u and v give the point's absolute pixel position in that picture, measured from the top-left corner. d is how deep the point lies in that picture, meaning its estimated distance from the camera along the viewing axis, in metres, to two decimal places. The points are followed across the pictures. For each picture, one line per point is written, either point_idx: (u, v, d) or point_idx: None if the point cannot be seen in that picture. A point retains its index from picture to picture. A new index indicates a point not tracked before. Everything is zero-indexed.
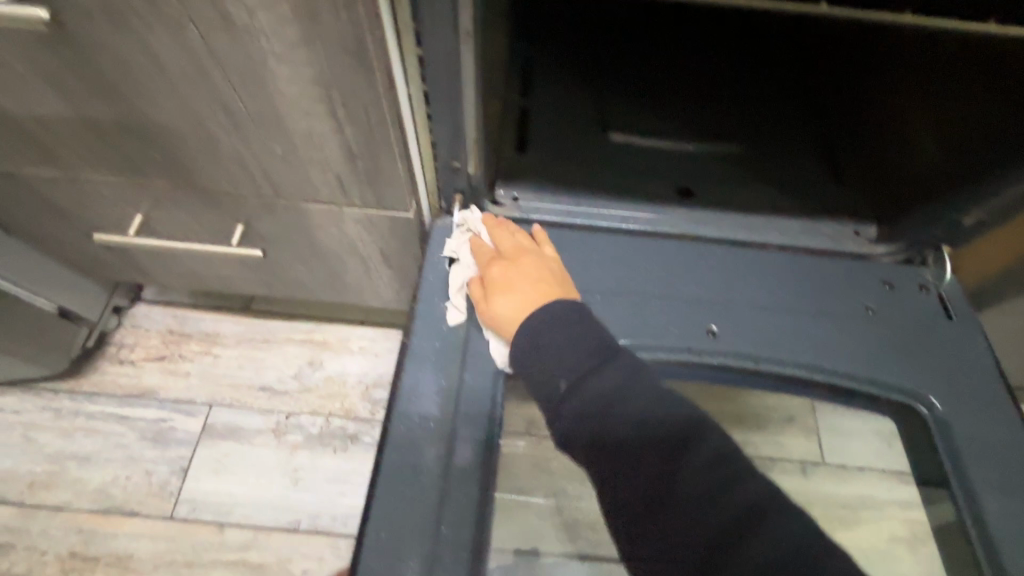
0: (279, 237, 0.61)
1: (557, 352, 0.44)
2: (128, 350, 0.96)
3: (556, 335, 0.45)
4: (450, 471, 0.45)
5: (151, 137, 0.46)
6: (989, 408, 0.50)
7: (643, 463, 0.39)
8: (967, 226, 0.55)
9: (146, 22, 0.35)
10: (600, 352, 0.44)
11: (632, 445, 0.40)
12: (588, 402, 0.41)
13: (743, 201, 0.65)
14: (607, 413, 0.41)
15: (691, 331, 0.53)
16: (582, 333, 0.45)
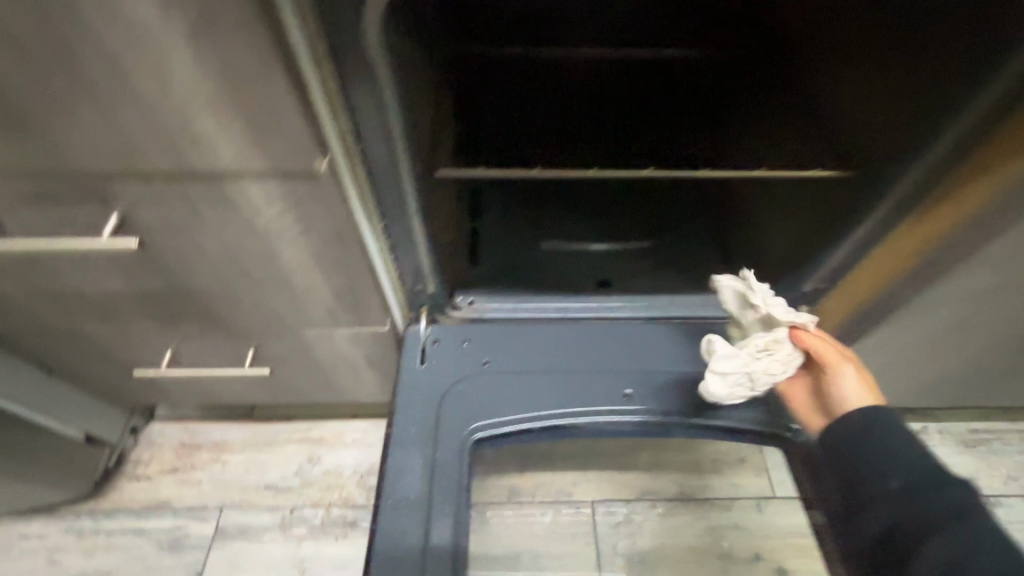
0: (284, 355, 0.76)
1: (860, 442, 0.56)
2: (145, 466, 1.06)
3: (871, 428, 0.56)
4: (428, 554, 0.57)
5: (190, 296, 0.62)
6: None
7: (867, 512, 0.53)
8: (810, 290, 0.71)
9: (196, 232, 0.52)
10: (869, 437, 0.55)
11: (872, 501, 0.52)
12: (850, 463, 0.55)
13: (650, 284, 0.83)
14: (862, 477, 0.54)
15: (847, 436, 0.57)
16: (882, 430, 0.55)
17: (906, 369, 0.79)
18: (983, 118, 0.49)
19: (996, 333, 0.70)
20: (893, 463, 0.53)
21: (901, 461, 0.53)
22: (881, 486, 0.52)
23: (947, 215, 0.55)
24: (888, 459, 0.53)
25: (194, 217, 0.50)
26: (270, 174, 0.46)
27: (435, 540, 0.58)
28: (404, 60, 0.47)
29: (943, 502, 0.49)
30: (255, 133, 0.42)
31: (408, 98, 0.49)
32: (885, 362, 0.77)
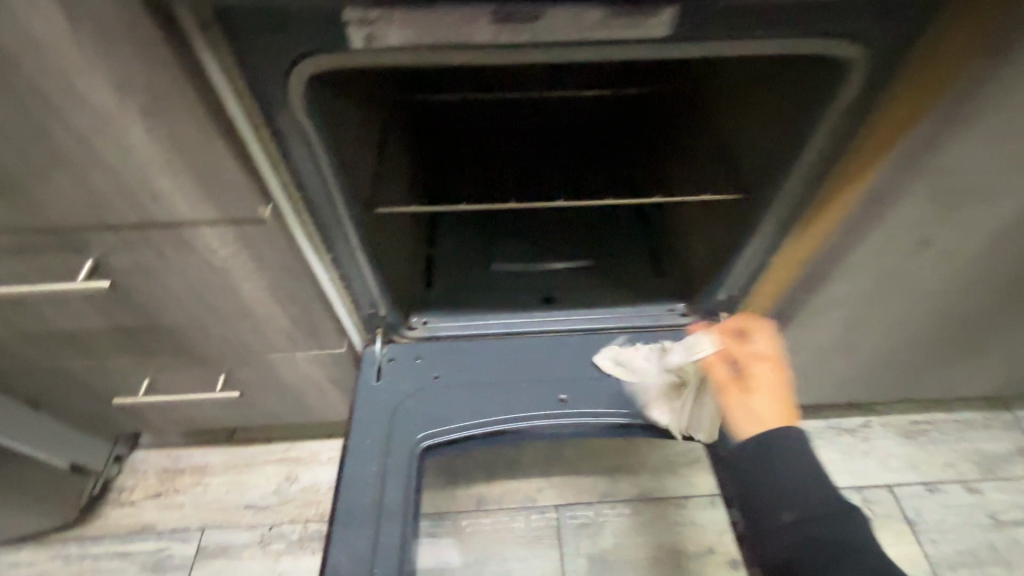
0: (252, 379, 0.82)
1: (779, 474, 0.55)
2: (129, 492, 1.11)
3: (787, 463, 0.55)
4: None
5: (160, 329, 0.69)
6: None
7: (778, 546, 0.53)
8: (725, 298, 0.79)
9: (161, 271, 0.59)
10: (789, 475, 0.55)
11: (784, 537, 0.52)
12: (768, 497, 0.55)
13: (590, 298, 0.91)
14: (779, 513, 0.54)
15: (764, 466, 0.56)
16: (800, 466, 0.55)
17: (823, 367, 0.86)
18: (825, 157, 0.55)
19: (892, 331, 0.77)
20: (809, 500, 0.53)
21: (803, 496, 0.54)
22: (793, 522, 0.53)
23: (814, 234, 0.63)
24: (800, 497, 0.53)
25: (159, 259, 0.57)
26: (221, 221, 0.54)
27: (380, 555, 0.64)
28: (333, 119, 0.55)
29: (848, 545, 0.49)
30: (203, 189, 0.50)
31: (340, 149, 0.56)
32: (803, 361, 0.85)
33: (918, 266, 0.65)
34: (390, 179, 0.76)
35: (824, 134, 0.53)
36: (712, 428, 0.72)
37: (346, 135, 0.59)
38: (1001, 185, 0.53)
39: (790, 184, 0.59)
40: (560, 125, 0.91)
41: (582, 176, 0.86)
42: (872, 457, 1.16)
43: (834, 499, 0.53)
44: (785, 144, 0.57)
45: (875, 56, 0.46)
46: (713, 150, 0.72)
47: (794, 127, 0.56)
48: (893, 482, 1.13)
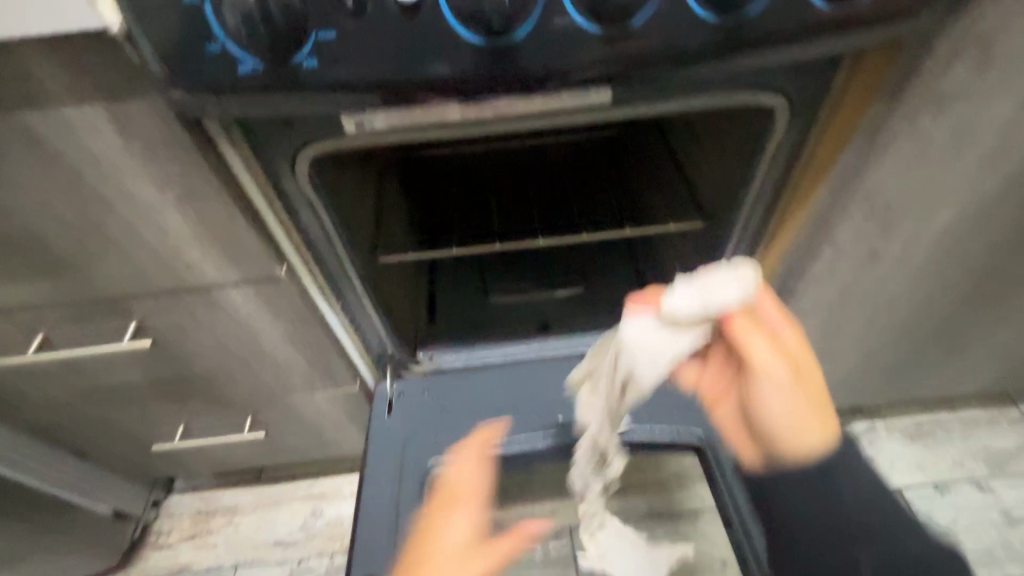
0: (276, 418, 0.90)
1: (867, 501, 0.51)
2: (167, 535, 1.18)
3: (871, 490, 0.52)
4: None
5: (193, 379, 0.77)
6: None
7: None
8: None
9: (193, 329, 0.67)
10: (875, 508, 0.52)
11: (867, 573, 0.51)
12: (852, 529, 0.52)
13: (583, 323, 0.97)
14: (864, 546, 0.51)
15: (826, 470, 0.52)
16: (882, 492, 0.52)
17: None
18: (769, 188, 0.62)
19: (866, 337, 0.82)
20: (893, 534, 0.51)
21: (884, 530, 0.51)
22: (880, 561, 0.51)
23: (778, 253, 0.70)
24: (888, 533, 0.51)
25: (191, 318, 0.66)
26: (243, 284, 0.62)
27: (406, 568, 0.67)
28: (336, 186, 0.63)
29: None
30: (227, 259, 0.58)
31: (342, 211, 0.65)
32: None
33: (876, 277, 0.70)
34: (390, 230, 0.84)
35: (768, 167, 0.60)
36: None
37: (348, 197, 0.68)
38: (927, 202, 0.60)
39: (748, 210, 0.65)
40: (546, 168, 0.98)
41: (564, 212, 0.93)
42: (879, 461, 1.18)
43: (917, 533, 0.51)
44: (735, 176, 0.64)
45: (796, 102, 0.53)
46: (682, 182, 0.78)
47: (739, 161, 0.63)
48: (903, 485, 1.14)
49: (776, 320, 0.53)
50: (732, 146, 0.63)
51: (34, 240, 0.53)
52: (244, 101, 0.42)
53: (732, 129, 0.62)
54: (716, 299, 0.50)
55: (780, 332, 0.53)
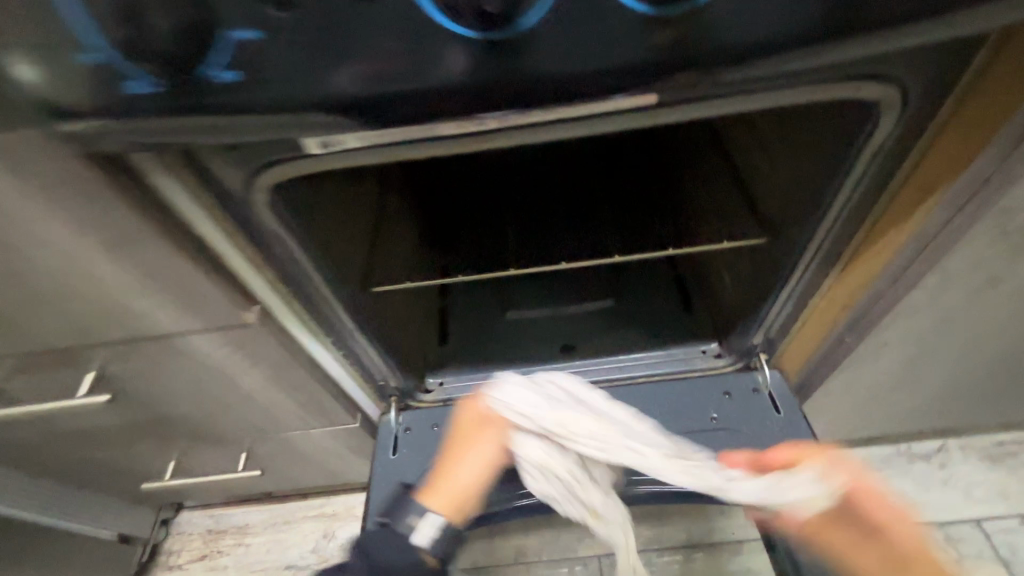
0: (274, 453, 0.82)
1: None
2: (177, 555, 1.13)
3: None
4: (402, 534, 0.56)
5: (175, 420, 0.69)
6: None
7: None
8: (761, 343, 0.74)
9: (163, 375, 0.59)
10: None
11: None
12: None
13: (614, 342, 0.85)
14: None
15: None
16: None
17: (882, 403, 0.78)
18: (854, 199, 0.49)
19: (958, 365, 0.68)
20: None
21: None
22: None
23: (860, 274, 0.56)
24: None
25: (158, 365, 0.57)
26: (207, 331, 0.52)
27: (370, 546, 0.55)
28: (316, 207, 0.52)
29: None
30: (182, 307, 0.48)
31: (324, 238, 0.53)
32: (856, 400, 0.77)
33: (985, 304, 0.56)
34: (391, 248, 0.73)
35: (856, 177, 0.47)
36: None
37: (336, 217, 0.56)
38: None
39: (825, 227, 0.52)
40: (575, 168, 0.87)
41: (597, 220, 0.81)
42: (953, 487, 1.04)
43: None
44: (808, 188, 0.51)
45: (900, 95, 0.40)
46: (738, 185, 0.65)
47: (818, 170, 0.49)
48: (980, 516, 1.00)
49: (883, 516, 0.55)
50: (809, 145, 0.49)
51: None
52: (178, 129, 0.33)
53: (807, 126, 0.49)
54: (789, 493, 0.54)
55: (887, 532, 0.54)
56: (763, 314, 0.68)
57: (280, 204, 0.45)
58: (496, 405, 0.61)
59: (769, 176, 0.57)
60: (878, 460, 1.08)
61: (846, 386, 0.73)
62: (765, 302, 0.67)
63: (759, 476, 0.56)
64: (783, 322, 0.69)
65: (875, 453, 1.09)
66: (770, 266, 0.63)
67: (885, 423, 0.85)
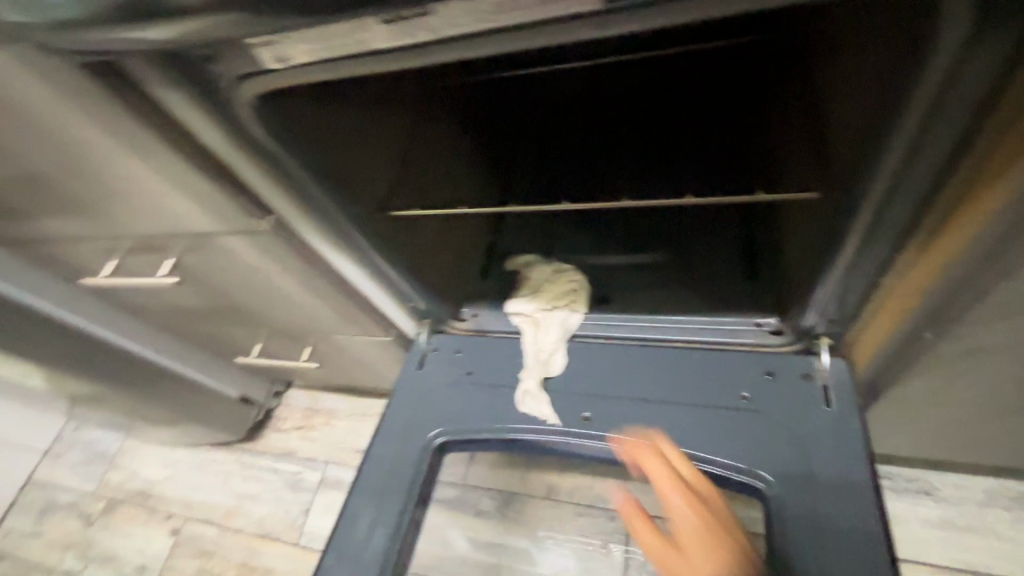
0: (330, 351, 0.93)
1: None
2: (282, 421, 1.39)
3: None
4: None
5: (244, 308, 0.82)
6: (836, 491, 0.56)
7: None
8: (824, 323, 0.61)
9: (219, 267, 0.69)
10: None
11: None
12: None
13: (658, 300, 0.78)
14: None
15: None
16: None
17: (990, 422, 0.60)
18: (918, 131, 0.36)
19: None
20: None
21: None
22: None
23: (943, 251, 0.43)
24: None
25: (212, 258, 0.67)
26: (233, 230, 0.59)
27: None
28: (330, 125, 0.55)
29: None
30: (206, 204, 0.55)
31: (341, 166, 0.58)
32: (952, 412, 0.61)
33: None
34: (434, 169, 0.72)
35: (917, 107, 0.35)
36: (762, 484, 0.58)
37: (369, 137, 0.61)
38: None
39: (882, 179, 0.41)
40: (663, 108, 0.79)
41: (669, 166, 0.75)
42: None
43: None
44: (876, 122, 0.40)
45: None
46: (817, 140, 0.53)
47: (887, 102, 0.38)
48: None
49: None
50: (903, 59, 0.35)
51: (48, 182, 0.56)
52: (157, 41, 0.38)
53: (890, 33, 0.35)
54: None
55: None
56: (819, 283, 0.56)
57: (297, 118, 0.50)
58: (470, 312, 0.84)
59: (846, 113, 0.45)
60: (1010, 497, 0.86)
61: (931, 391, 0.58)
62: (821, 278, 0.55)
63: (714, 454, 0.61)
64: (851, 303, 0.56)
65: (1009, 487, 0.86)
66: (827, 229, 0.52)
67: (1002, 449, 0.66)
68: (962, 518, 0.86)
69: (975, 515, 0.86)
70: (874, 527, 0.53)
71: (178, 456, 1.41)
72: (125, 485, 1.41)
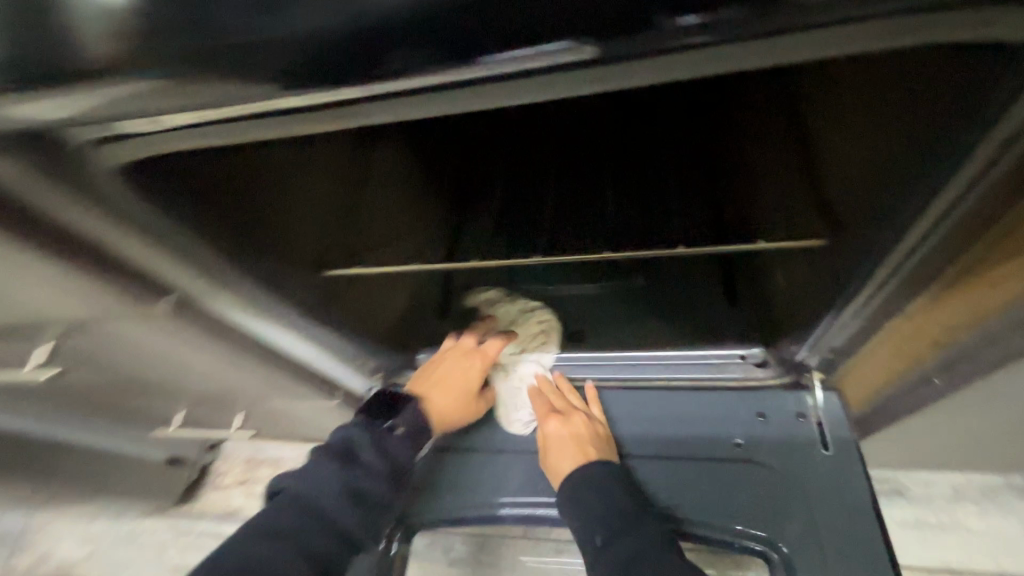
0: (269, 413, 0.81)
1: None
2: (222, 476, 1.24)
3: None
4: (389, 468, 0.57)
5: (154, 384, 0.68)
6: (851, 552, 0.51)
7: None
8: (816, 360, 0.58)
9: (110, 351, 0.56)
10: None
11: None
12: None
13: (634, 330, 0.72)
14: None
15: None
16: None
17: (982, 445, 0.58)
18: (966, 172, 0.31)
19: None
20: None
21: None
22: None
23: (977, 296, 0.38)
24: None
25: (99, 344, 0.54)
26: (121, 316, 0.47)
27: (273, 513, 0.52)
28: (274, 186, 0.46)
29: None
30: (77, 292, 0.42)
31: (254, 232, 0.47)
32: (945, 439, 0.58)
33: None
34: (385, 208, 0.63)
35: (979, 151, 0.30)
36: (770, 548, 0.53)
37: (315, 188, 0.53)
38: None
39: (923, 219, 0.36)
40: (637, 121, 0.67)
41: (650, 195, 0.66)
42: None
43: None
44: (915, 163, 0.35)
45: None
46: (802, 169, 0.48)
47: (930, 144, 0.33)
48: None
49: None
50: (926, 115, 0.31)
51: None
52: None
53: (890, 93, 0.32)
54: None
55: None
56: (824, 321, 0.52)
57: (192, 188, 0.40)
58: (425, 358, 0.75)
59: (842, 148, 0.41)
60: (977, 489, 0.87)
61: (929, 423, 0.55)
62: (826, 310, 0.51)
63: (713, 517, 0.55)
64: (847, 343, 0.51)
65: (975, 479, 0.88)
66: (841, 265, 0.47)
67: (989, 463, 0.65)
68: (935, 515, 0.87)
69: (947, 511, 0.87)
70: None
71: (98, 531, 1.23)
72: (34, 571, 1.20)
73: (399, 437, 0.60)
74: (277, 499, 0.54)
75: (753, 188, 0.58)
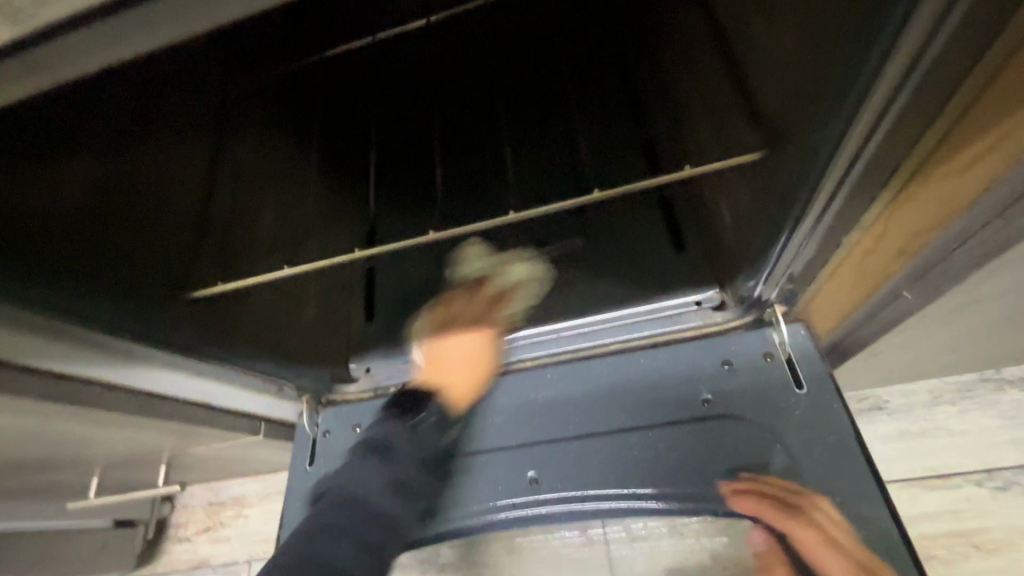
0: (199, 458, 0.70)
1: None
2: (183, 528, 1.06)
3: None
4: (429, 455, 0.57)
5: (36, 458, 0.57)
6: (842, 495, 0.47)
7: None
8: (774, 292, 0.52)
9: None
10: None
11: None
12: None
13: (586, 292, 0.64)
14: None
15: None
16: None
17: (976, 338, 0.53)
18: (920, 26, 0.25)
19: None
20: None
21: None
22: None
23: (947, 189, 0.31)
24: None
25: None
26: None
27: (323, 512, 0.54)
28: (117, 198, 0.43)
29: None
30: None
31: (109, 232, 0.43)
32: (937, 341, 0.52)
33: None
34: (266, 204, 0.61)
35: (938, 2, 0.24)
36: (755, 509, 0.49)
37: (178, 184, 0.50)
38: None
39: (878, 85, 0.29)
40: (494, 72, 0.77)
41: (565, 144, 0.71)
42: None
43: None
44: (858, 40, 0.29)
45: None
46: (732, 74, 0.48)
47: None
48: None
49: None
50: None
51: None
52: None
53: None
54: None
55: None
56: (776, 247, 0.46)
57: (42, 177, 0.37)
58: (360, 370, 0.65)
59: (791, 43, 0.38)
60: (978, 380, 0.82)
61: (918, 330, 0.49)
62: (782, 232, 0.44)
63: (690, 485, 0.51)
64: (809, 259, 0.44)
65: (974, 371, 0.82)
66: (791, 185, 0.41)
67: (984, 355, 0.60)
68: (941, 416, 0.82)
69: (926, 417, 0.82)
70: (883, 511, 0.46)
71: None
72: None
73: (434, 426, 0.59)
74: (322, 501, 0.56)
75: (677, 115, 0.64)
